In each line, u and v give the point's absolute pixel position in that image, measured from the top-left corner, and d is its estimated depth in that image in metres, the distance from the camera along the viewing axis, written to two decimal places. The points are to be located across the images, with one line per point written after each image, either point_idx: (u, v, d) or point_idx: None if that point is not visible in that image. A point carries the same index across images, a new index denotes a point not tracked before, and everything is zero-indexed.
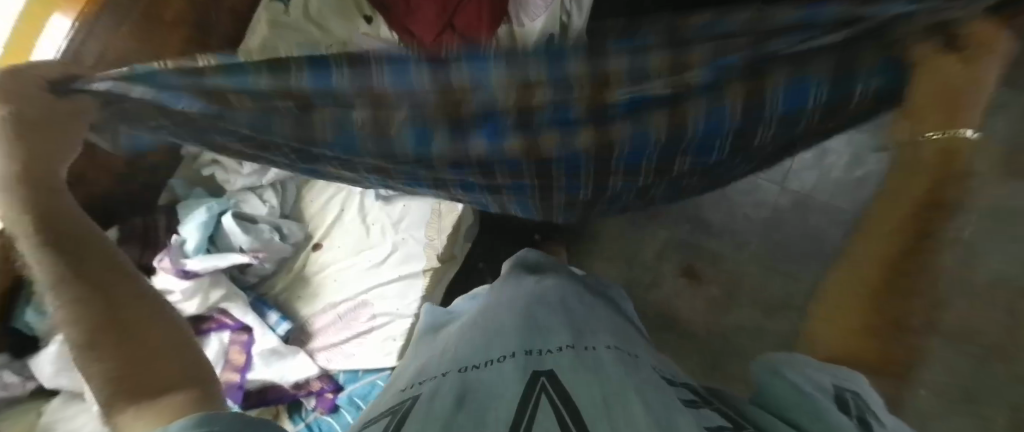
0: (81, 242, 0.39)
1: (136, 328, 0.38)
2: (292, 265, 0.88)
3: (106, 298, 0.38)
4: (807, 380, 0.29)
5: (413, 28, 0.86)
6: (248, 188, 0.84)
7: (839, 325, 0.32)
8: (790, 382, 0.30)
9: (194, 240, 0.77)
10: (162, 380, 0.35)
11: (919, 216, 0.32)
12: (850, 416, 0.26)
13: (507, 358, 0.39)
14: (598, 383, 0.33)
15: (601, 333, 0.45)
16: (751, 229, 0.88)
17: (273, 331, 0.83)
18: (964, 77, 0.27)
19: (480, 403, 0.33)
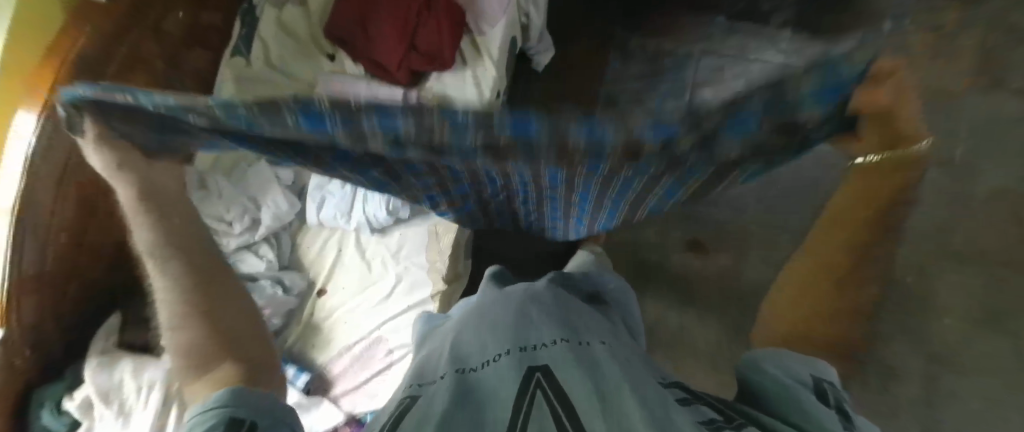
0: (186, 239, 0.45)
1: (216, 310, 0.45)
2: (301, 315, 0.86)
3: (199, 280, 0.45)
4: (789, 372, 0.36)
5: (377, 57, 0.84)
6: (244, 246, 0.83)
7: (803, 308, 0.42)
8: (773, 378, 0.37)
9: None
10: (231, 351, 0.43)
11: (867, 224, 0.40)
12: (831, 406, 0.33)
13: (503, 355, 0.39)
14: (594, 381, 0.34)
15: (597, 329, 0.45)
16: (747, 193, 0.79)
17: (293, 384, 0.82)
18: (890, 112, 0.33)
19: (477, 404, 0.34)
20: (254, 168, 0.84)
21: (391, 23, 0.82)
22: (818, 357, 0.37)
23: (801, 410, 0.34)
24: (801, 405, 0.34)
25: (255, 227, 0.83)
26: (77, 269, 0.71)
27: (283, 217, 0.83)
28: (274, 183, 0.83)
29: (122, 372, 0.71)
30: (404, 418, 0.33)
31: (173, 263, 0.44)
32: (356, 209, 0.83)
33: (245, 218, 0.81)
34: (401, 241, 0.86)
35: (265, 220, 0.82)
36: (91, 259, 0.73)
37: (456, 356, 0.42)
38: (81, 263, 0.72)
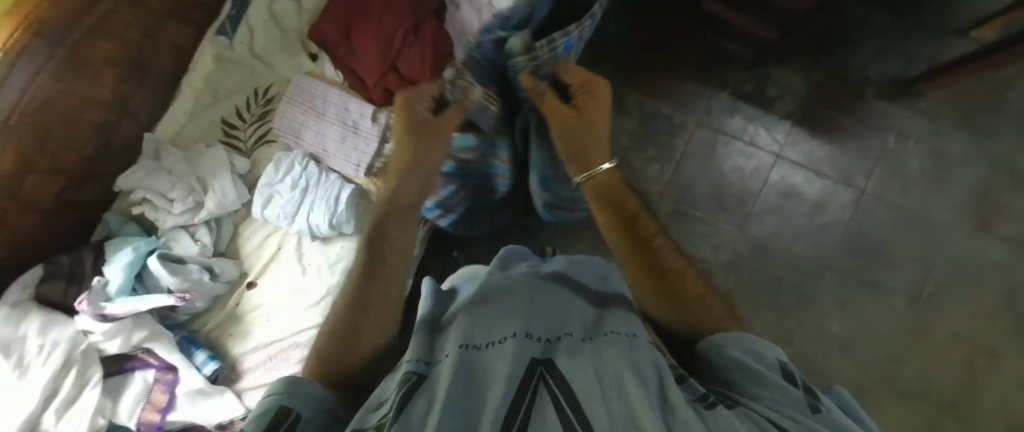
0: (393, 223, 0.58)
1: (375, 305, 0.51)
2: (226, 302, 0.86)
3: (373, 270, 0.53)
4: (754, 357, 0.40)
5: (358, 69, 0.87)
6: (181, 226, 0.84)
7: (657, 282, 0.54)
8: (744, 359, 0.40)
9: (118, 282, 0.76)
10: (352, 351, 0.47)
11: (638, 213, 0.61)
12: (798, 384, 0.36)
13: (509, 339, 0.40)
14: (595, 369, 0.34)
15: (607, 319, 0.46)
16: (716, 269, 1.09)
17: (199, 370, 0.81)
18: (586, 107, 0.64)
19: (482, 386, 0.34)
20: (210, 149, 0.85)
21: (375, 41, 0.84)
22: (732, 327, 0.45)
23: (765, 386, 0.36)
24: (763, 380, 0.37)
25: (198, 210, 0.84)
26: (4, 218, 0.71)
27: (226, 205, 0.83)
28: (226, 168, 0.84)
29: (27, 328, 0.72)
30: (406, 398, 0.33)
31: (378, 248, 0.55)
32: (302, 214, 0.83)
33: (188, 200, 0.82)
34: (341, 256, 0.85)
35: (208, 205, 0.83)
36: (25, 211, 0.74)
37: (460, 335, 0.42)
38: (10, 214, 0.72)
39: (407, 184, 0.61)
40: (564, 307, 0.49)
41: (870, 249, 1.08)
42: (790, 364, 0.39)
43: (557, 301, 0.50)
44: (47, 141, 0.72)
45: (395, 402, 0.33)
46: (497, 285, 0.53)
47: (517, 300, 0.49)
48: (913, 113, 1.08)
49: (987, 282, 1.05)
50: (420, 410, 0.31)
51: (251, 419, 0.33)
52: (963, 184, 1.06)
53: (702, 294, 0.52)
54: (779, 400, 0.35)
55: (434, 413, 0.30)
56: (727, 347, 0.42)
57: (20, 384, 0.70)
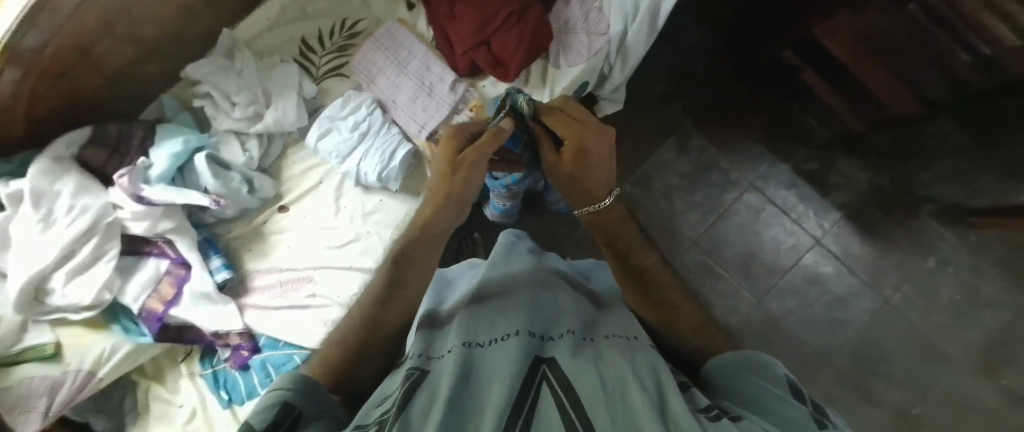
0: (421, 245, 0.58)
1: (385, 320, 0.50)
2: (254, 217, 0.86)
3: (391, 287, 0.53)
4: (763, 378, 0.37)
5: (450, 33, 0.85)
6: (234, 132, 0.83)
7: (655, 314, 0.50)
8: (753, 380, 0.37)
9: (161, 168, 0.76)
10: (359, 355, 0.46)
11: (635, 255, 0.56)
12: (806, 403, 0.33)
13: (511, 337, 0.39)
14: (597, 371, 0.34)
15: (608, 324, 0.46)
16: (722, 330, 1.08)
17: (211, 276, 0.80)
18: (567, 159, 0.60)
19: (482, 383, 0.34)
20: (283, 64, 0.85)
21: (477, 11, 0.82)
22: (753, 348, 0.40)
23: (774, 409, 0.33)
24: (770, 400, 0.34)
25: (254, 120, 0.83)
26: (71, 73, 0.71)
27: (284, 125, 0.82)
28: (294, 90, 0.84)
29: (63, 185, 0.73)
30: (409, 393, 0.32)
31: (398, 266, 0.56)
32: (354, 156, 0.82)
33: (248, 108, 0.81)
34: (377, 207, 0.84)
35: (266, 119, 0.82)
36: (91, 71, 0.74)
37: (460, 332, 0.42)
38: (76, 69, 0.71)
39: (443, 209, 0.61)
40: (565, 306, 0.48)
41: (877, 360, 1.07)
42: (797, 380, 0.36)
43: (558, 299, 0.50)
44: (133, 9, 0.71)
45: (397, 398, 0.32)
46: (503, 280, 0.53)
47: (521, 296, 0.48)
48: (961, 243, 1.07)
49: (977, 427, 1.03)
50: (421, 409, 0.30)
51: (255, 412, 0.32)
52: (989, 326, 1.05)
53: (696, 326, 0.48)
54: (787, 422, 0.32)
55: (434, 413, 0.29)
56: (733, 367, 0.40)
57: (40, 238, 0.71)
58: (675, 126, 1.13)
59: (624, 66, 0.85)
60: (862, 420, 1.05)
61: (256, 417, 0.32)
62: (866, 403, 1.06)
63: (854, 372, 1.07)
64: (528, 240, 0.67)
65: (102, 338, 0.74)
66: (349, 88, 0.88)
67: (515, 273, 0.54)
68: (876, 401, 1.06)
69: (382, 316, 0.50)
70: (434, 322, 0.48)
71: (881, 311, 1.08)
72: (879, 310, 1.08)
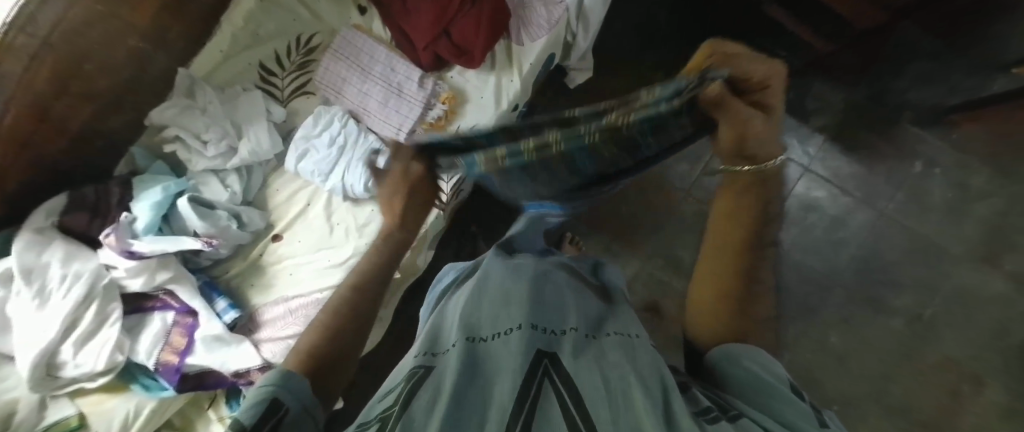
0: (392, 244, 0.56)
1: (353, 313, 0.47)
2: (250, 251, 0.85)
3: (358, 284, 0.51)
4: (763, 370, 0.38)
5: (408, 29, 0.84)
6: (212, 170, 0.82)
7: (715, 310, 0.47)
8: (752, 371, 0.38)
9: (145, 219, 0.75)
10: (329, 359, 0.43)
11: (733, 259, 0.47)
12: (806, 402, 0.34)
13: (515, 330, 0.40)
14: (601, 372, 0.34)
15: (610, 320, 0.47)
16: None
17: (219, 317, 0.79)
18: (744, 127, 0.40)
19: (485, 379, 0.35)
20: (247, 93, 0.84)
21: (431, 2, 0.81)
22: (756, 346, 0.41)
23: (774, 400, 0.34)
24: (770, 395, 0.35)
25: (229, 155, 0.82)
26: (35, 140, 0.70)
27: (260, 154, 0.81)
28: (263, 116, 0.83)
29: (50, 255, 0.72)
30: (414, 390, 0.33)
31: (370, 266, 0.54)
32: (337, 172, 0.81)
33: (221, 144, 0.80)
34: (369, 219, 0.84)
35: (241, 152, 0.80)
36: (56, 135, 0.72)
37: (464, 327, 0.43)
38: (39, 136, 0.70)
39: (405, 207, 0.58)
40: (565, 301, 0.49)
41: (881, 270, 1.09)
42: (797, 380, 0.37)
43: (559, 294, 0.50)
44: (84, 64, 0.69)
45: (402, 394, 0.33)
46: (499, 269, 0.54)
47: (521, 285, 0.49)
48: (944, 143, 1.08)
49: (987, 315, 1.06)
50: (426, 403, 0.31)
51: (245, 410, 0.33)
52: (981, 218, 1.07)
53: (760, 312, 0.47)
54: (788, 416, 0.33)
55: (439, 407, 0.30)
56: (731, 359, 0.40)
57: (37, 315, 0.70)
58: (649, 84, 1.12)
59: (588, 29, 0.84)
60: (876, 330, 1.08)
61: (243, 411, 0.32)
62: (878, 314, 1.08)
63: (863, 287, 1.09)
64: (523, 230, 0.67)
65: (124, 399, 0.74)
66: (318, 104, 0.87)
67: (515, 266, 0.54)
68: (887, 311, 1.08)
69: (353, 310, 0.47)
70: (437, 321, 0.49)
71: (878, 223, 1.10)
72: (876, 222, 1.10)
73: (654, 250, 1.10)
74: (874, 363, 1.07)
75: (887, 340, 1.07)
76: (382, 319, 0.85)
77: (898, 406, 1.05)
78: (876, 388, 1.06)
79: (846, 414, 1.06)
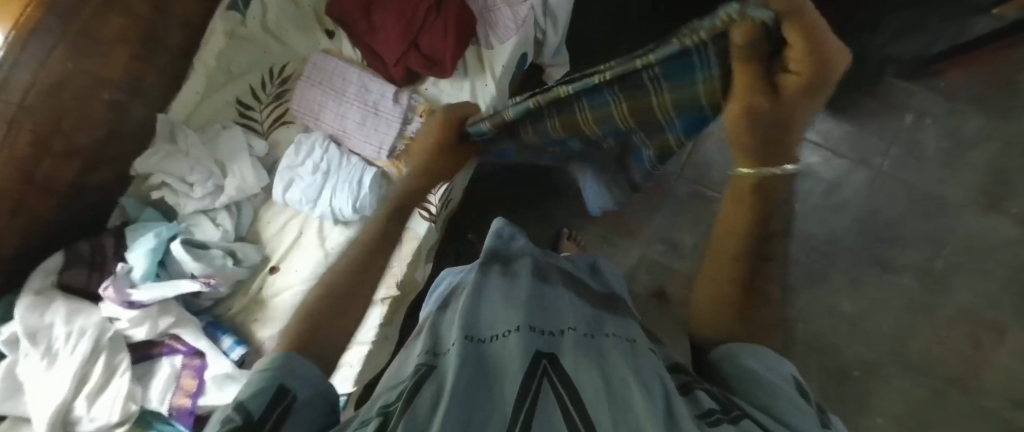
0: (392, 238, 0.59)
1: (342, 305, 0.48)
2: (249, 287, 0.85)
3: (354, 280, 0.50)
4: (768, 370, 0.37)
5: (378, 47, 0.84)
6: (202, 211, 0.83)
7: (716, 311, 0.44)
8: (758, 370, 0.37)
9: (142, 268, 0.76)
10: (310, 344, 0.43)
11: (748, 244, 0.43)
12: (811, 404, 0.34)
13: (513, 332, 0.39)
14: (602, 374, 0.34)
15: (607, 321, 0.46)
16: None
17: (227, 356, 0.79)
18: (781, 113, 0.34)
19: (487, 378, 0.34)
20: (226, 131, 0.85)
21: (396, 17, 0.81)
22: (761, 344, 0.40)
23: (778, 399, 0.34)
24: (775, 396, 0.34)
25: (218, 193, 0.83)
26: (22, 206, 0.71)
27: (247, 189, 0.83)
28: (245, 151, 0.84)
29: (53, 315, 0.73)
30: (416, 388, 0.32)
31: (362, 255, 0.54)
32: (324, 198, 0.82)
33: (207, 184, 0.82)
34: None
35: (228, 189, 0.82)
36: (41, 198, 0.73)
37: (463, 326, 0.42)
38: (27, 201, 0.71)
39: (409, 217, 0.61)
40: (565, 302, 0.48)
41: (885, 230, 1.07)
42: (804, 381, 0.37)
43: (559, 295, 0.49)
44: (61, 124, 0.70)
45: (403, 393, 0.32)
46: (496, 270, 0.53)
47: (521, 286, 0.48)
48: (933, 92, 1.07)
49: (998, 261, 1.04)
50: (428, 401, 0.30)
51: (249, 394, 0.33)
52: (979, 164, 1.05)
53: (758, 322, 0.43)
54: (795, 415, 0.32)
55: (442, 405, 0.29)
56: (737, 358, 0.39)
57: (47, 374, 0.71)
58: None
59: (556, 25, 0.84)
60: (887, 290, 1.06)
61: (258, 393, 0.33)
62: (887, 273, 1.07)
63: (868, 249, 1.08)
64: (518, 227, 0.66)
65: None
66: (299, 133, 0.88)
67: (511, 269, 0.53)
68: (896, 269, 1.07)
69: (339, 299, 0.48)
70: (436, 323, 0.48)
71: (876, 182, 1.08)
72: (873, 182, 1.08)
73: (653, 237, 1.09)
74: (890, 323, 1.06)
75: (900, 298, 1.06)
76: (388, 338, 0.85)
77: (919, 364, 1.04)
78: (895, 348, 1.05)
79: (867, 378, 1.04)
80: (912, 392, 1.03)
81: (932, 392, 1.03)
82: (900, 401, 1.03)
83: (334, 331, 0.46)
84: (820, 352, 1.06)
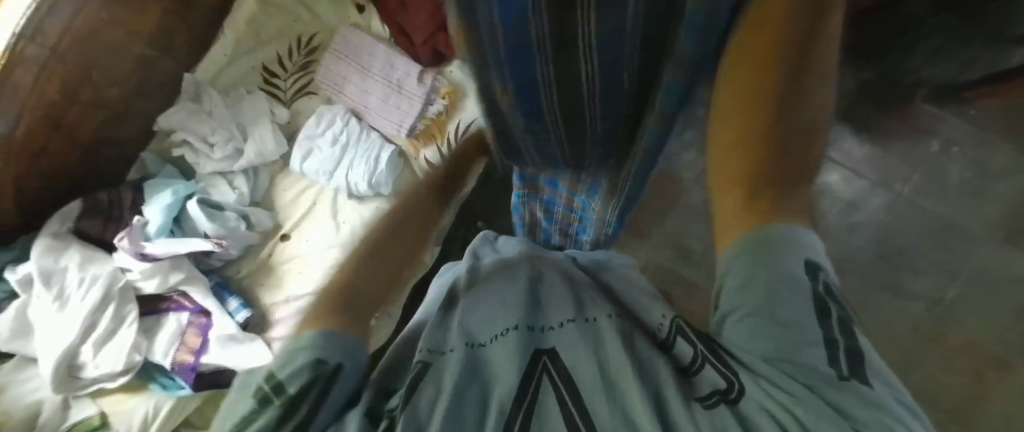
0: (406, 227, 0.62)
1: (354, 294, 0.48)
2: (259, 252, 0.85)
3: (374, 255, 0.55)
4: (793, 280, 0.30)
5: (406, 25, 0.85)
6: (219, 173, 0.84)
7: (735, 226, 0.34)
8: (773, 285, 0.30)
9: (157, 222, 0.77)
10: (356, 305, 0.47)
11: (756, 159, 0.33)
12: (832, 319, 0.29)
13: (511, 331, 0.39)
14: (598, 362, 0.34)
15: (602, 300, 0.46)
16: None
17: (231, 316, 0.80)
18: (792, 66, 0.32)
19: (485, 378, 0.35)
20: (251, 96, 0.86)
21: None
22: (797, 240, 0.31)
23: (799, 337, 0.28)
24: (795, 323, 0.28)
25: (235, 157, 0.84)
26: (49, 148, 0.72)
27: (266, 155, 0.84)
28: (267, 117, 0.85)
29: (68, 260, 0.74)
30: (413, 387, 0.33)
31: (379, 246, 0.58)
32: (342, 170, 0.83)
33: (227, 146, 0.83)
34: (374, 214, 0.83)
35: (248, 153, 0.83)
36: (66, 144, 0.74)
37: (463, 325, 0.42)
38: (54, 143, 0.72)
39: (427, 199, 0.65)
40: (567, 288, 0.48)
41: (898, 254, 1.06)
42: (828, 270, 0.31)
43: (560, 283, 0.49)
44: (91, 74, 0.71)
45: (404, 389, 0.33)
46: (497, 266, 0.53)
47: (520, 284, 0.48)
48: (960, 119, 1.05)
49: (1012, 294, 1.02)
50: (428, 400, 0.32)
51: (288, 374, 0.32)
52: (1002, 195, 1.04)
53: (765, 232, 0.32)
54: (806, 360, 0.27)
55: (441, 410, 0.31)
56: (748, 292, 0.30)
57: (60, 316, 0.73)
58: None
59: None
60: (896, 315, 1.05)
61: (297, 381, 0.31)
62: (897, 297, 1.05)
63: (881, 272, 1.06)
64: (500, 235, 0.66)
65: (144, 398, 0.75)
66: (321, 104, 0.88)
67: (504, 264, 0.53)
68: (906, 295, 1.05)
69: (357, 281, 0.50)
70: (439, 312, 0.48)
71: (894, 205, 1.06)
72: (893, 204, 1.07)
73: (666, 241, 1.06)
74: (895, 347, 1.04)
75: (907, 323, 1.04)
76: (392, 316, 0.84)
77: (922, 393, 1.02)
78: (898, 373, 1.03)
79: None
80: None
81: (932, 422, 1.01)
82: None
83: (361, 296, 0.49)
84: None
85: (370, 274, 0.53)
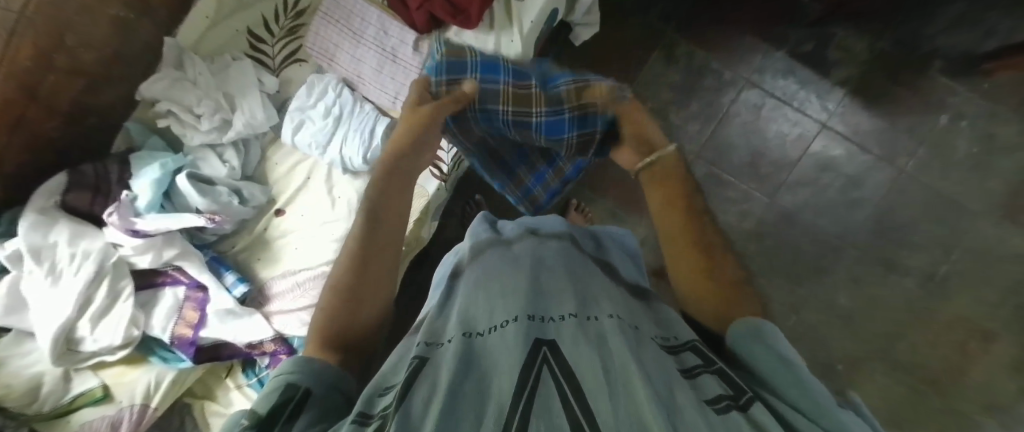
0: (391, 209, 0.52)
1: (365, 297, 0.45)
2: (253, 227, 0.84)
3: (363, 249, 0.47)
4: (784, 348, 0.34)
5: None
6: (208, 145, 0.81)
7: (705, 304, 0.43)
8: (774, 350, 0.34)
9: (147, 198, 0.75)
10: (362, 320, 0.44)
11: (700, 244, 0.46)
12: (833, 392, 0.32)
13: (511, 323, 0.38)
14: (601, 357, 0.32)
15: (606, 297, 0.44)
16: (737, 235, 1.08)
17: (229, 291, 0.80)
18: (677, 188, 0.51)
19: (480, 375, 0.33)
20: (236, 63, 0.82)
21: None
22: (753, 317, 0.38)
23: (801, 383, 0.31)
24: (796, 379, 0.31)
25: (224, 128, 0.81)
26: (26, 119, 0.68)
27: (255, 126, 0.81)
28: (255, 87, 0.81)
29: (57, 235, 0.72)
30: (408, 385, 0.32)
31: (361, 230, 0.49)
32: (335, 144, 0.80)
33: (214, 117, 0.79)
34: None
35: (236, 125, 0.80)
36: (43, 114, 0.70)
37: (462, 320, 0.41)
38: (30, 114, 0.69)
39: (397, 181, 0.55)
40: (574, 280, 0.46)
41: (896, 231, 1.06)
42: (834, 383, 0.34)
43: (563, 273, 0.48)
44: (64, 38, 0.67)
45: (399, 388, 0.32)
46: (494, 257, 0.52)
47: (521, 274, 0.46)
48: (975, 94, 1.02)
49: (1005, 271, 1.03)
50: (421, 399, 0.30)
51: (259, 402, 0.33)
52: (1007, 172, 1.02)
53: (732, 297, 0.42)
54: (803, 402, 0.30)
55: (435, 403, 0.29)
56: (760, 347, 0.35)
57: (52, 291, 0.72)
58: (659, 36, 1.07)
59: None
60: (890, 290, 1.06)
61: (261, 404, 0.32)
62: (893, 273, 1.06)
63: (879, 248, 1.06)
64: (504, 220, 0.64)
65: (145, 371, 0.76)
66: (311, 72, 0.85)
67: (505, 257, 0.51)
68: (902, 271, 1.06)
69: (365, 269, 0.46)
70: (438, 309, 0.47)
71: (898, 180, 1.05)
72: (896, 179, 1.05)
73: None
74: (885, 321, 1.06)
75: (900, 298, 1.06)
76: None
77: (907, 364, 1.05)
78: (885, 346, 1.06)
79: (851, 372, 1.06)
80: (895, 388, 1.05)
81: (913, 391, 1.04)
82: (881, 395, 1.05)
83: (371, 287, 0.46)
84: (808, 343, 1.07)
85: (380, 270, 0.47)
